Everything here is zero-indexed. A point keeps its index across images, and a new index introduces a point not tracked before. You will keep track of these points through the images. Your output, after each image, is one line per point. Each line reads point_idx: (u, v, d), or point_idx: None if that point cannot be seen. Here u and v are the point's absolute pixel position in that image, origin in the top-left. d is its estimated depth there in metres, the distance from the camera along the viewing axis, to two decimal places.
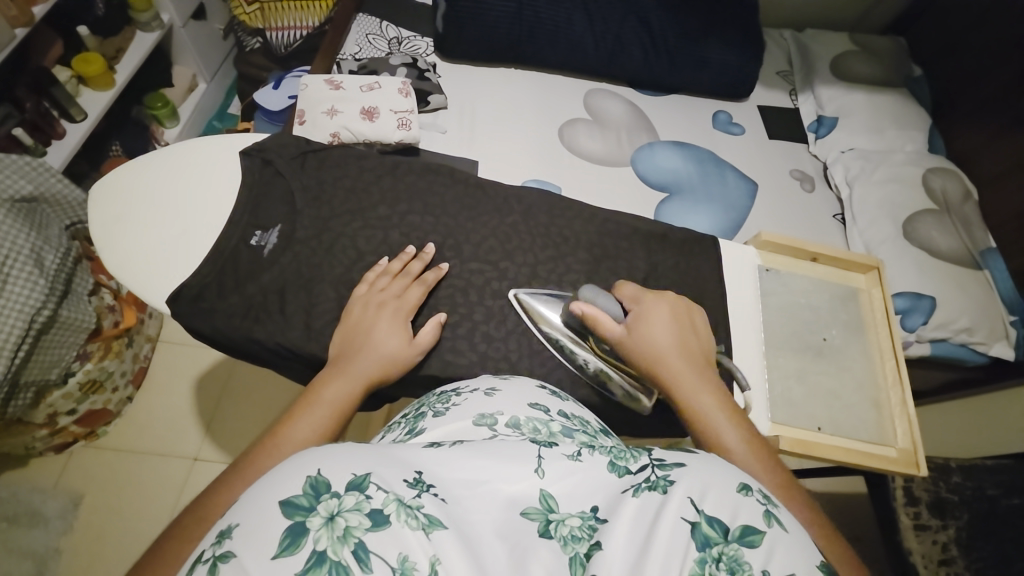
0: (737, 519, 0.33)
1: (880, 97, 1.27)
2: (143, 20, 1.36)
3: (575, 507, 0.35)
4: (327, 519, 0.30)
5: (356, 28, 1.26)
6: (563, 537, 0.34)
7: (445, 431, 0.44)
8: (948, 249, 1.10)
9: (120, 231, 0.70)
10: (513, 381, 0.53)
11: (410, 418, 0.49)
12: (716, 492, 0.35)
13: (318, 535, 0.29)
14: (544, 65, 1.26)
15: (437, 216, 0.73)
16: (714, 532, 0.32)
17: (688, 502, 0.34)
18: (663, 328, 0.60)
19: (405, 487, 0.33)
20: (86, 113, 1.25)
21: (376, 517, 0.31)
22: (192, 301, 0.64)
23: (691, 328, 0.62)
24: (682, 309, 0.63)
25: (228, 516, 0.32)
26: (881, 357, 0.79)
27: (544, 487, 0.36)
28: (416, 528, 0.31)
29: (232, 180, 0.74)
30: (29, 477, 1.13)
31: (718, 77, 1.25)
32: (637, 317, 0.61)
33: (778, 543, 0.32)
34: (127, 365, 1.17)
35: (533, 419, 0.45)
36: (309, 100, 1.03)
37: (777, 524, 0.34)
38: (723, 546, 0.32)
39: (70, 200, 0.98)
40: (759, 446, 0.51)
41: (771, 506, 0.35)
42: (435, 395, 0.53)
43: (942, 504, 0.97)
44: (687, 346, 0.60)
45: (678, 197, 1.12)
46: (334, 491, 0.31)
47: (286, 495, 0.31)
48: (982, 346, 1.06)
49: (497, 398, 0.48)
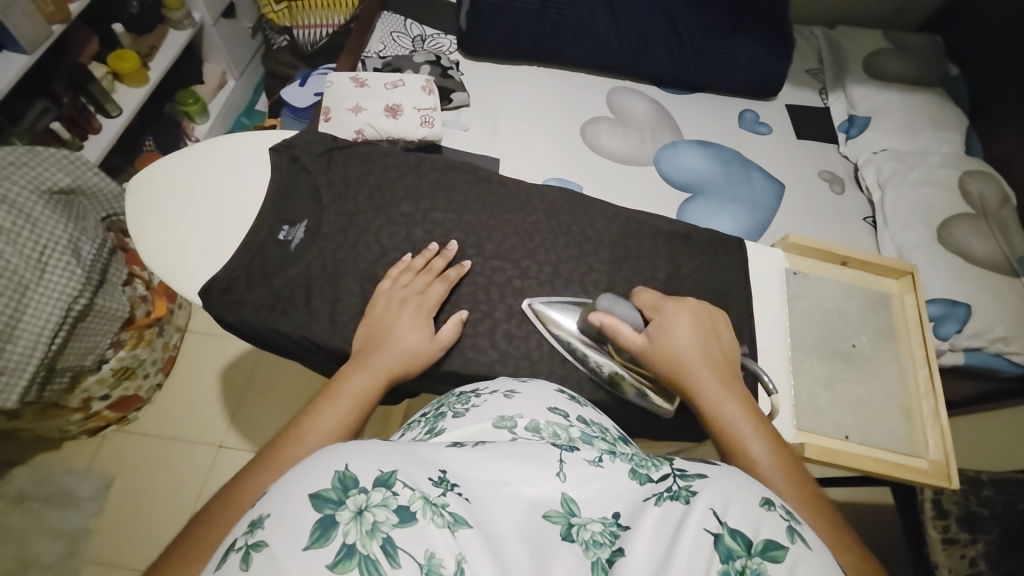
0: (760, 533, 0.32)
1: (915, 96, 1.22)
2: (176, 18, 1.40)
3: (597, 512, 0.35)
4: (355, 513, 0.31)
5: (380, 27, 1.27)
6: (585, 541, 0.34)
7: (465, 432, 0.44)
8: (986, 255, 1.06)
9: (154, 224, 0.72)
10: (533, 384, 0.53)
11: (430, 417, 0.50)
12: (739, 505, 0.34)
13: (347, 529, 0.30)
14: (566, 63, 1.26)
15: (460, 213, 0.74)
16: (737, 545, 0.32)
17: (711, 513, 0.33)
18: (685, 335, 0.59)
19: (430, 485, 0.34)
20: (121, 109, 1.30)
21: (403, 513, 0.31)
22: (221, 293, 0.66)
23: (714, 337, 0.60)
24: (705, 318, 0.62)
25: (260, 506, 0.33)
26: (913, 366, 0.77)
27: (566, 490, 0.36)
28: (442, 526, 0.32)
29: (261, 175, 0.76)
30: (63, 459, 1.18)
31: (745, 75, 1.22)
32: (656, 324, 0.60)
33: (803, 558, 0.31)
34: (157, 353, 1.21)
35: (553, 424, 0.44)
36: (334, 97, 1.05)
37: (800, 541, 0.33)
38: (747, 559, 0.31)
39: (105, 191, 1.01)
40: (785, 457, 0.51)
41: (794, 522, 0.34)
42: (455, 395, 0.53)
43: (972, 519, 0.94)
44: (710, 354, 0.58)
45: (702, 198, 1.10)
46: (361, 486, 0.32)
47: (315, 488, 0.31)
48: (1019, 357, 1.01)
49: (517, 401, 0.48)
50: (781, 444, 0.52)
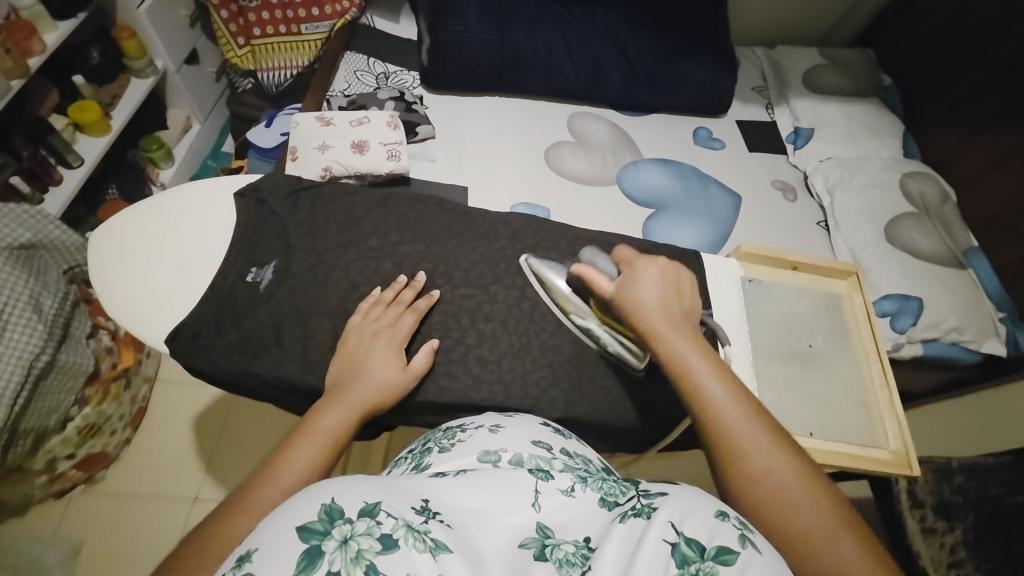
0: (714, 540, 0.34)
1: (852, 107, 1.32)
2: (138, 67, 1.41)
3: (570, 535, 0.37)
4: (340, 542, 0.31)
5: (345, 66, 1.31)
6: (558, 560, 0.35)
7: (449, 466, 0.45)
8: (932, 250, 1.13)
9: (120, 273, 0.72)
10: (517, 419, 0.54)
11: (417, 453, 0.51)
12: (695, 517, 0.36)
13: (332, 557, 0.31)
14: (528, 92, 1.31)
15: (427, 244, 0.75)
16: (692, 551, 0.34)
17: (669, 526, 0.35)
18: (648, 286, 0.61)
19: (413, 513, 0.35)
20: (82, 160, 1.29)
21: (385, 541, 0.32)
22: (190, 339, 0.66)
23: (676, 292, 0.62)
24: (671, 272, 0.63)
25: (248, 541, 0.33)
26: (867, 361, 0.81)
27: (540, 519, 0.38)
28: (424, 550, 0.33)
29: (228, 220, 0.77)
30: (29, 525, 1.12)
31: (695, 95, 1.30)
32: (624, 276, 0.63)
33: (753, 562, 0.33)
34: (125, 407, 1.17)
35: (537, 457, 0.46)
36: (300, 137, 1.07)
37: (751, 545, 0.34)
38: (700, 563, 0.33)
39: (67, 244, 1.01)
40: (738, 391, 0.53)
41: (746, 531, 0.36)
42: (441, 431, 0.54)
43: (946, 507, 1.00)
44: (671, 306, 0.60)
45: (663, 213, 1.15)
46: (347, 516, 0.33)
47: (303, 521, 0.32)
48: (974, 344, 1.07)
49: (502, 435, 0.49)
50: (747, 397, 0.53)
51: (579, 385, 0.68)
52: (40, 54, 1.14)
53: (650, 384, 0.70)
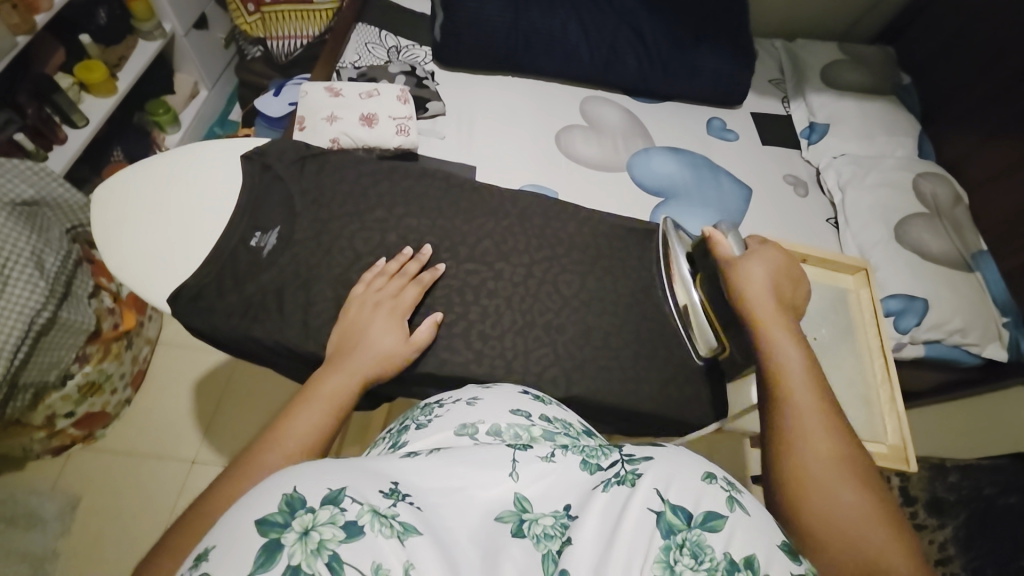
0: (700, 507, 0.37)
1: (870, 104, 1.29)
2: (145, 29, 1.39)
3: (548, 507, 0.39)
4: (301, 534, 0.33)
5: (356, 37, 1.28)
6: (536, 535, 0.37)
7: (427, 443, 0.46)
8: (941, 252, 1.12)
9: (122, 231, 0.71)
10: (496, 389, 0.55)
11: (395, 432, 0.51)
12: (680, 483, 0.38)
13: (292, 551, 0.32)
14: (540, 74, 1.28)
15: (433, 218, 0.75)
16: (678, 519, 0.36)
17: (654, 493, 0.38)
18: (766, 265, 0.63)
19: (381, 497, 0.36)
20: (87, 119, 1.28)
21: (350, 529, 0.33)
22: (191, 301, 0.65)
23: (791, 284, 0.63)
24: (793, 268, 0.65)
25: (206, 539, 0.34)
26: (870, 357, 0.80)
27: (518, 489, 0.40)
28: (391, 536, 0.34)
29: (232, 184, 0.75)
30: (28, 479, 1.14)
31: (712, 83, 1.27)
32: (748, 252, 0.65)
33: (740, 524, 0.36)
34: (126, 367, 1.18)
35: (515, 426, 0.47)
36: (309, 107, 1.05)
37: (739, 508, 0.37)
38: (687, 532, 0.36)
39: (71, 203, 1.00)
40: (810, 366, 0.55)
41: (734, 492, 0.38)
42: (419, 408, 0.54)
43: (938, 503, 1.03)
44: (779, 290, 0.62)
45: (674, 201, 1.14)
46: (309, 506, 0.34)
47: (262, 514, 0.34)
48: (975, 348, 1.07)
49: (479, 407, 0.50)
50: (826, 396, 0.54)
51: (582, 364, 0.68)
52: (48, 11, 1.12)
53: (653, 368, 0.70)
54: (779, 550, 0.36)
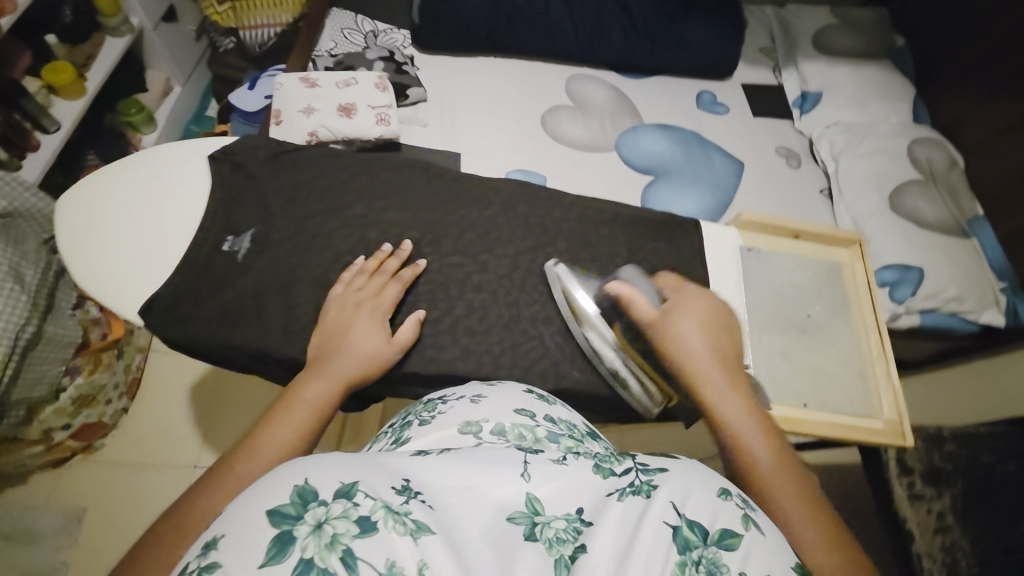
0: (716, 524, 0.35)
1: (863, 69, 1.26)
2: (112, 25, 1.34)
3: (561, 509, 0.36)
4: (314, 527, 0.31)
5: (331, 23, 1.23)
6: (548, 540, 0.34)
7: (430, 440, 0.45)
8: (936, 219, 1.10)
9: (91, 240, 0.69)
10: (500, 387, 0.54)
11: (397, 427, 0.50)
12: (697, 496, 0.36)
13: (305, 543, 0.30)
14: (523, 53, 1.24)
15: (414, 211, 0.72)
16: (694, 536, 0.34)
17: (670, 506, 0.35)
18: (692, 319, 0.58)
19: (393, 494, 0.34)
20: (59, 124, 1.24)
21: (364, 523, 0.31)
22: (166, 311, 0.64)
23: (724, 331, 0.59)
24: (721, 312, 0.61)
25: (213, 528, 0.32)
26: (866, 332, 0.79)
27: (530, 490, 0.37)
28: (404, 533, 0.32)
29: (202, 186, 0.73)
30: (29, 493, 1.13)
31: (701, 56, 1.24)
32: (667, 308, 0.60)
33: (756, 545, 0.34)
34: (119, 377, 1.17)
35: (519, 425, 0.46)
36: (284, 99, 1.02)
37: (754, 528, 0.35)
38: (703, 549, 0.33)
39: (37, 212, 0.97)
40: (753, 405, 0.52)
41: (749, 511, 0.36)
42: (422, 403, 0.53)
43: (935, 473, 1.02)
44: (713, 341, 0.57)
45: (664, 181, 1.11)
46: (321, 499, 0.32)
47: (273, 504, 0.32)
48: (973, 314, 1.05)
49: (483, 405, 0.49)
50: (787, 447, 0.49)
51: (572, 356, 0.67)
52: (12, 13, 1.07)
53: None
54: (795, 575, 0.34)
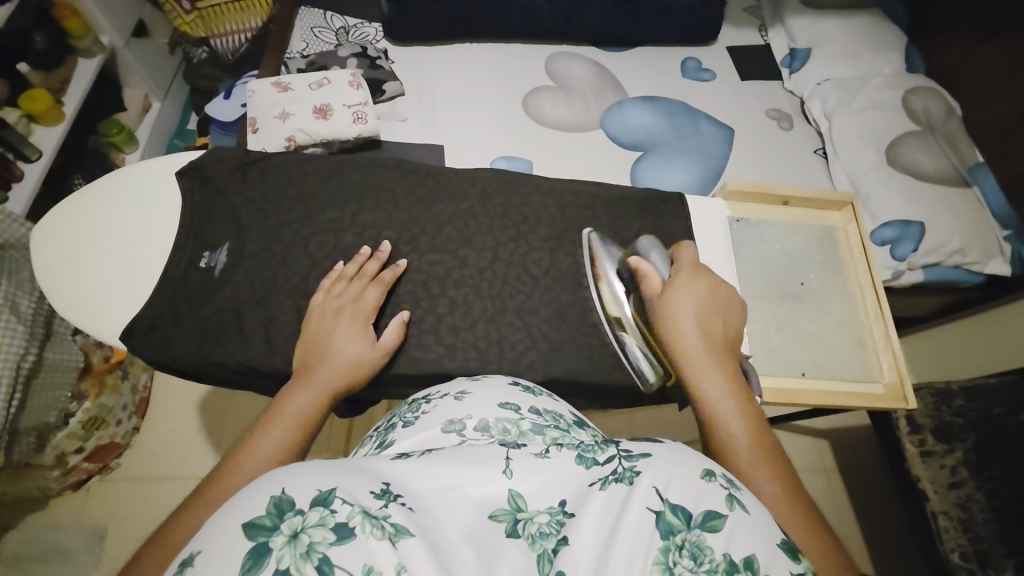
0: (700, 506, 0.34)
1: (851, 21, 1.21)
2: (84, 47, 1.33)
3: (543, 503, 0.36)
4: (290, 536, 0.30)
5: (300, 23, 1.20)
6: (531, 535, 0.34)
7: (414, 442, 0.44)
8: (935, 170, 1.07)
9: (72, 266, 0.69)
10: (485, 381, 0.53)
11: (382, 430, 0.50)
12: (681, 480, 0.35)
13: (281, 554, 0.29)
14: (501, 35, 1.21)
15: (390, 211, 0.71)
16: (678, 520, 0.33)
17: (654, 492, 0.35)
18: (694, 301, 0.55)
19: (372, 498, 0.33)
20: (41, 152, 1.23)
21: (340, 531, 0.31)
22: (146, 333, 0.63)
23: (724, 318, 0.56)
24: (721, 296, 0.57)
25: (192, 544, 0.32)
26: (861, 294, 0.78)
27: (513, 486, 0.36)
28: (382, 537, 0.31)
29: (175, 203, 0.72)
30: (49, 517, 1.15)
31: (682, 22, 1.20)
32: (670, 288, 0.56)
33: (740, 525, 0.33)
34: (127, 398, 1.18)
35: (503, 420, 0.45)
36: (257, 106, 1.00)
37: (739, 507, 0.35)
38: (686, 533, 0.33)
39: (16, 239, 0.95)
40: (741, 395, 0.50)
41: (734, 490, 0.36)
42: (407, 404, 0.53)
43: (944, 428, 1.00)
44: (711, 327, 0.54)
45: (653, 155, 1.08)
46: (298, 508, 0.31)
47: (248, 517, 0.31)
48: (977, 266, 1.03)
49: (467, 402, 0.49)
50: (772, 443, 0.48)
51: (559, 345, 0.66)
52: None
53: None
54: (780, 551, 0.33)
